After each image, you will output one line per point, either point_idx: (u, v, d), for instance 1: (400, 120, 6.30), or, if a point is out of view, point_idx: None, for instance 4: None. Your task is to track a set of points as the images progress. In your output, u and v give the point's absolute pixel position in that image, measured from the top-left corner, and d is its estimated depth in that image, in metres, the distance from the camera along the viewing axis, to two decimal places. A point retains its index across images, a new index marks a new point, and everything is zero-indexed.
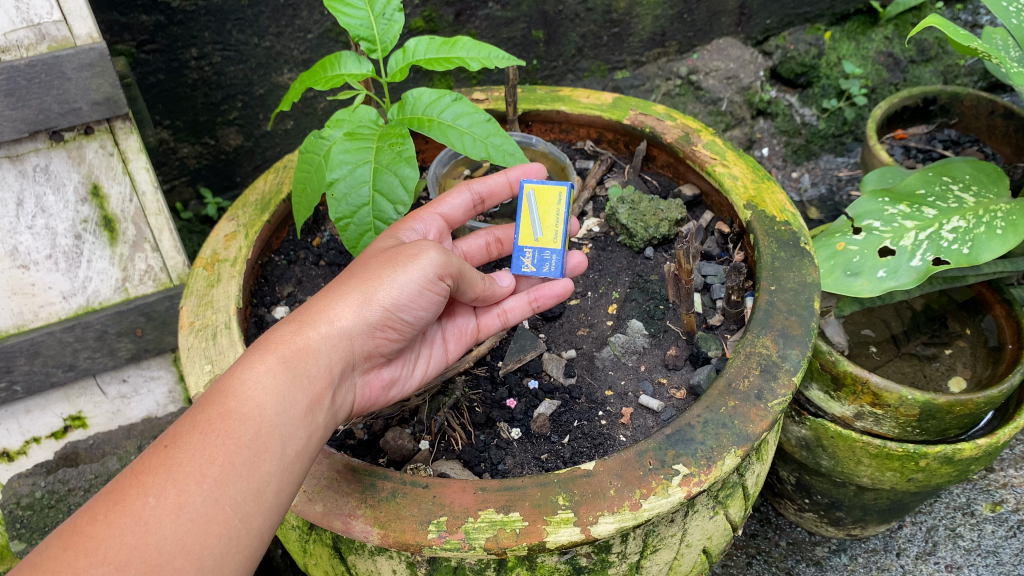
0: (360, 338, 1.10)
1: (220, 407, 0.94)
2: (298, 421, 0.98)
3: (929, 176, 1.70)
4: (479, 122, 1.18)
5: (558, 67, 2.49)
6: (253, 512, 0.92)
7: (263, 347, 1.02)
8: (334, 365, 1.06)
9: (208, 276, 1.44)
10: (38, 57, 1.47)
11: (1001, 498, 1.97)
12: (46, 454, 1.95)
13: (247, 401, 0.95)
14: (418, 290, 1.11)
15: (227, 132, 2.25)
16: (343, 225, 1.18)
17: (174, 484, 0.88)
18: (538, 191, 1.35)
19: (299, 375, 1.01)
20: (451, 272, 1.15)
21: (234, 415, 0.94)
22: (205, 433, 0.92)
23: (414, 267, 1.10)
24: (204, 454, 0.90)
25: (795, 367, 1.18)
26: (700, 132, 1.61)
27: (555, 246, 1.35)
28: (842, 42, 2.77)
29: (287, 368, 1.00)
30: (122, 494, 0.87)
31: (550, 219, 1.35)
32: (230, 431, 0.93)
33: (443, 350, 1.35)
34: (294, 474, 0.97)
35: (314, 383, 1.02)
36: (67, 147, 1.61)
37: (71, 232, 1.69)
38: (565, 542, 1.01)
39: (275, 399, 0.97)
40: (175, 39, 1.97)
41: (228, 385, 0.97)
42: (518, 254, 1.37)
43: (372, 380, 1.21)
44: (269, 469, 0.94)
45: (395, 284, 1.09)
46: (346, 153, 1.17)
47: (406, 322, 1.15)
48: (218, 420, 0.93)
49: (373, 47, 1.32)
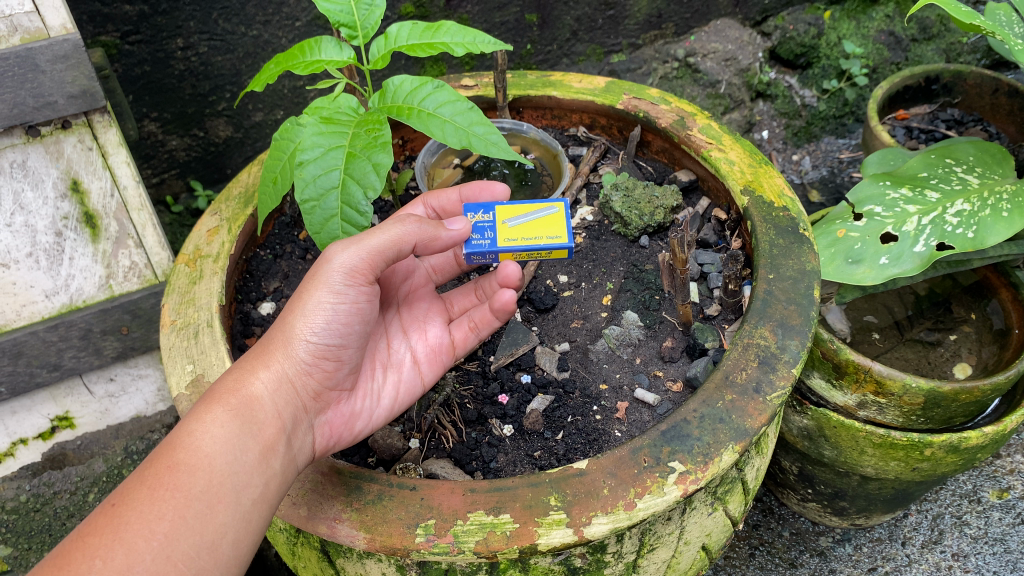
0: (297, 374, 1.10)
1: (169, 459, 0.95)
2: (252, 469, 0.99)
3: (931, 159, 1.65)
4: (462, 110, 1.12)
5: (553, 51, 2.43)
6: (208, 566, 0.93)
7: (207, 400, 1.03)
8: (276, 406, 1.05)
9: (190, 272, 1.40)
10: (10, 49, 1.42)
11: (1008, 484, 1.94)
12: (34, 455, 1.93)
13: (195, 452, 0.96)
14: (339, 312, 1.10)
15: (216, 123, 2.20)
16: (308, 209, 1.09)
17: (122, 543, 0.87)
18: (558, 217, 1.25)
19: (239, 419, 1.02)
20: (362, 274, 1.10)
21: (182, 467, 0.95)
22: (154, 488, 0.92)
23: (320, 285, 1.08)
24: (153, 510, 0.91)
25: (795, 358, 1.14)
26: (696, 116, 1.56)
27: (494, 237, 1.23)
28: (843, 21, 2.68)
29: (227, 413, 1.01)
30: (68, 558, 0.87)
31: (530, 230, 1.23)
32: (180, 483, 0.93)
33: (416, 372, 1.29)
34: (252, 524, 0.98)
35: (256, 426, 1.02)
36: (44, 142, 1.56)
37: (52, 229, 1.64)
38: (557, 544, 0.98)
39: (223, 447, 0.98)
40: (159, 29, 1.92)
41: (176, 438, 0.98)
42: (482, 209, 1.27)
43: (332, 419, 1.17)
44: (224, 520, 0.95)
45: (311, 312, 1.08)
46: (320, 137, 1.12)
47: (340, 348, 1.13)
48: (167, 474, 0.94)
49: (354, 34, 1.26)
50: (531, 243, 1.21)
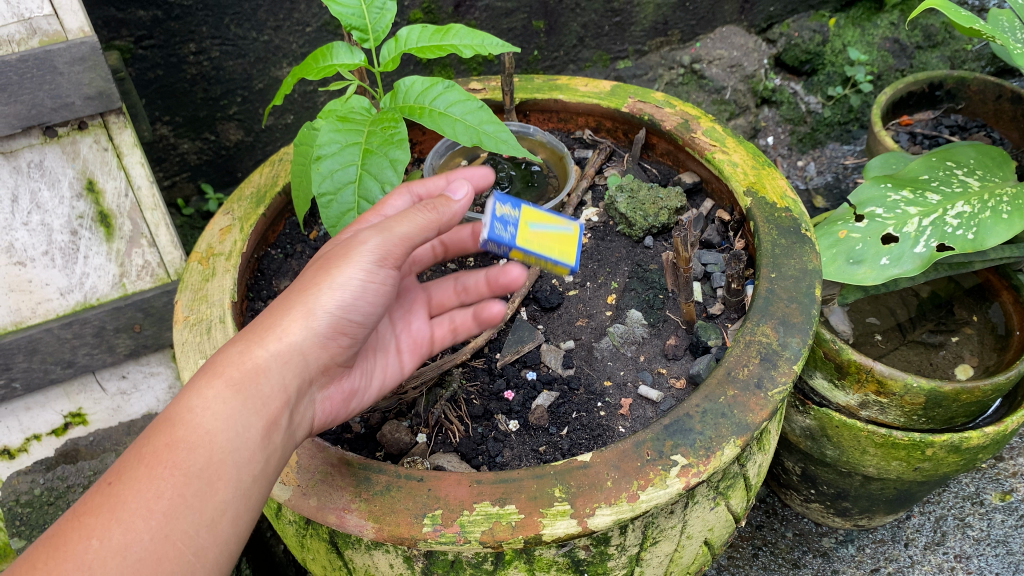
0: (310, 349, 1.01)
1: (167, 437, 0.89)
2: (255, 446, 0.93)
3: (932, 162, 1.67)
4: (474, 109, 1.15)
5: (560, 57, 2.47)
6: (208, 545, 0.88)
7: (209, 370, 0.95)
8: (280, 379, 0.97)
9: (203, 270, 1.43)
10: (29, 51, 1.46)
11: (1011, 487, 1.94)
12: (47, 451, 1.96)
13: (196, 428, 0.90)
14: (364, 289, 1.00)
15: (227, 127, 2.23)
16: (325, 202, 1.12)
17: (120, 523, 0.83)
18: (575, 238, 1.16)
19: (245, 394, 0.94)
20: (391, 259, 1.01)
21: (182, 444, 0.89)
22: (152, 466, 0.87)
23: (349, 263, 0.98)
24: (151, 488, 0.86)
25: (795, 355, 1.16)
26: (700, 119, 1.59)
27: (518, 238, 1.09)
28: (847, 28, 2.70)
29: (231, 388, 0.94)
30: (65, 538, 0.83)
31: (548, 243, 1.12)
32: (179, 461, 0.88)
33: (399, 362, 1.27)
34: (251, 500, 0.93)
35: (258, 399, 0.95)
36: (61, 142, 1.60)
37: (68, 228, 1.68)
38: (562, 535, 1.00)
39: (226, 423, 0.91)
40: (172, 34, 1.96)
41: (175, 413, 0.91)
42: (509, 203, 1.10)
43: (331, 395, 1.14)
44: (224, 497, 0.90)
45: (333, 288, 0.98)
46: (336, 133, 1.15)
47: (358, 325, 1.05)
48: (166, 452, 0.88)
49: (365, 37, 1.30)
50: (548, 258, 1.10)
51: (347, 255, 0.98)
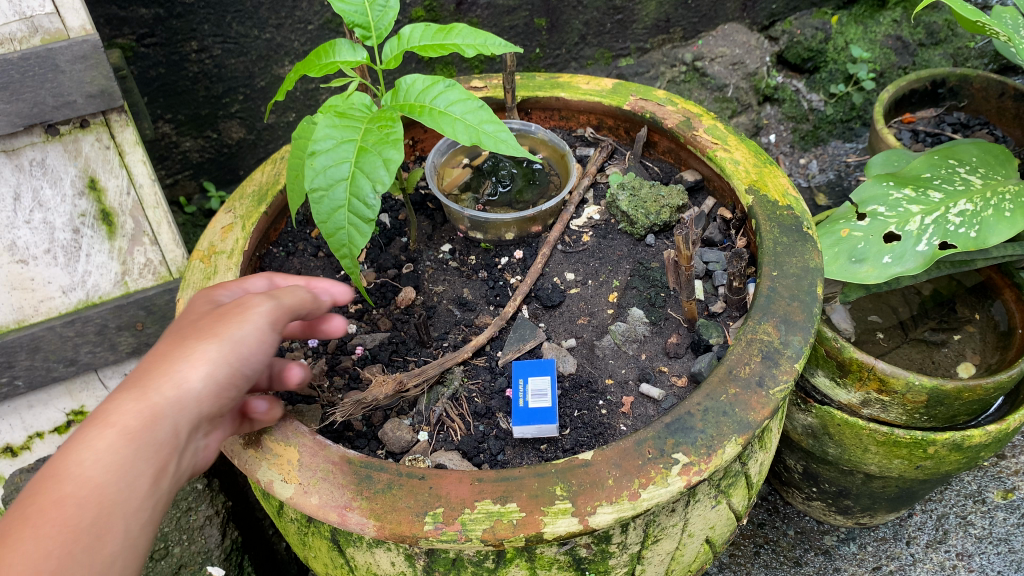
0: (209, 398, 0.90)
1: (50, 492, 0.75)
2: (150, 495, 0.82)
3: (935, 159, 1.67)
4: (473, 109, 1.14)
5: (562, 55, 2.46)
6: None
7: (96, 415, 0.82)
8: (180, 426, 0.85)
9: (205, 268, 1.43)
10: (31, 50, 1.46)
11: (1013, 485, 1.94)
12: (49, 449, 1.94)
13: (87, 480, 0.77)
14: (262, 343, 0.93)
15: (229, 125, 2.24)
16: (317, 197, 1.11)
17: None
18: None
19: (140, 441, 0.82)
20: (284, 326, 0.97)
21: (72, 499, 0.76)
22: (33, 526, 0.73)
23: (247, 322, 0.91)
24: (36, 549, 0.72)
25: (797, 353, 1.16)
26: (702, 116, 1.58)
27: None
28: (850, 25, 2.70)
29: (126, 434, 0.81)
30: None
31: None
32: (66, 518, 0.75)
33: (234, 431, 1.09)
34: (142, 554, 0.81)
35: (154, 447, 0.82)
36: (63, 141, 1.60)
37: (70, 226, 1.68)
38: (563, 533, 1.00)
39: (121, 472, 0.79)
40: (175, 32, 1.96)
41: (58, 462, 0.77)
42: None
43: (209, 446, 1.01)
44: (116, 552, 0.78)
45: (232, 338, 0.90)
46: (332, 129, 1.14)
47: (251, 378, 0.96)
48: (48, 510, 0.74)
49: (367, 34, 1.29)
50: None
51: (244, 312, 0.92)
